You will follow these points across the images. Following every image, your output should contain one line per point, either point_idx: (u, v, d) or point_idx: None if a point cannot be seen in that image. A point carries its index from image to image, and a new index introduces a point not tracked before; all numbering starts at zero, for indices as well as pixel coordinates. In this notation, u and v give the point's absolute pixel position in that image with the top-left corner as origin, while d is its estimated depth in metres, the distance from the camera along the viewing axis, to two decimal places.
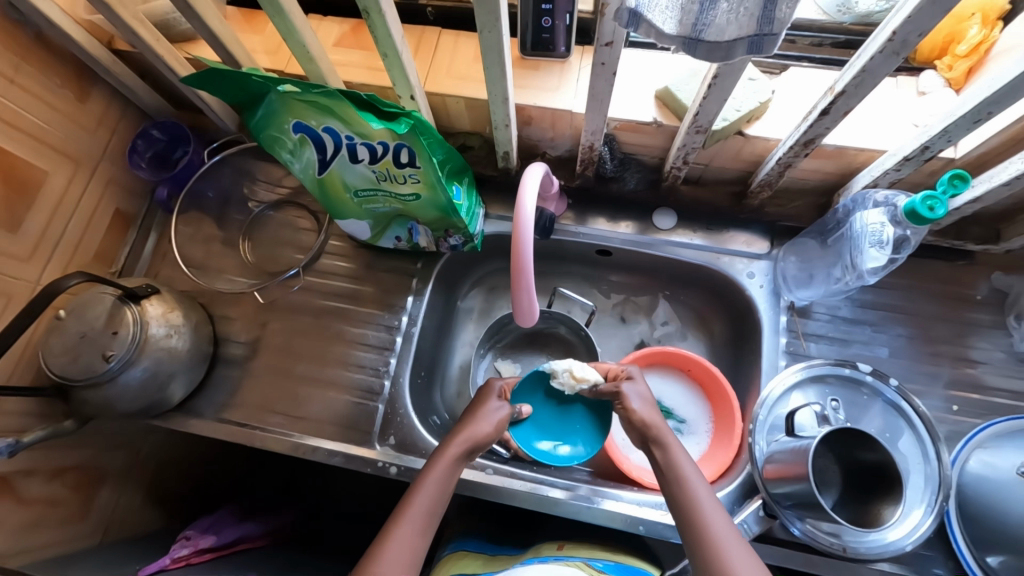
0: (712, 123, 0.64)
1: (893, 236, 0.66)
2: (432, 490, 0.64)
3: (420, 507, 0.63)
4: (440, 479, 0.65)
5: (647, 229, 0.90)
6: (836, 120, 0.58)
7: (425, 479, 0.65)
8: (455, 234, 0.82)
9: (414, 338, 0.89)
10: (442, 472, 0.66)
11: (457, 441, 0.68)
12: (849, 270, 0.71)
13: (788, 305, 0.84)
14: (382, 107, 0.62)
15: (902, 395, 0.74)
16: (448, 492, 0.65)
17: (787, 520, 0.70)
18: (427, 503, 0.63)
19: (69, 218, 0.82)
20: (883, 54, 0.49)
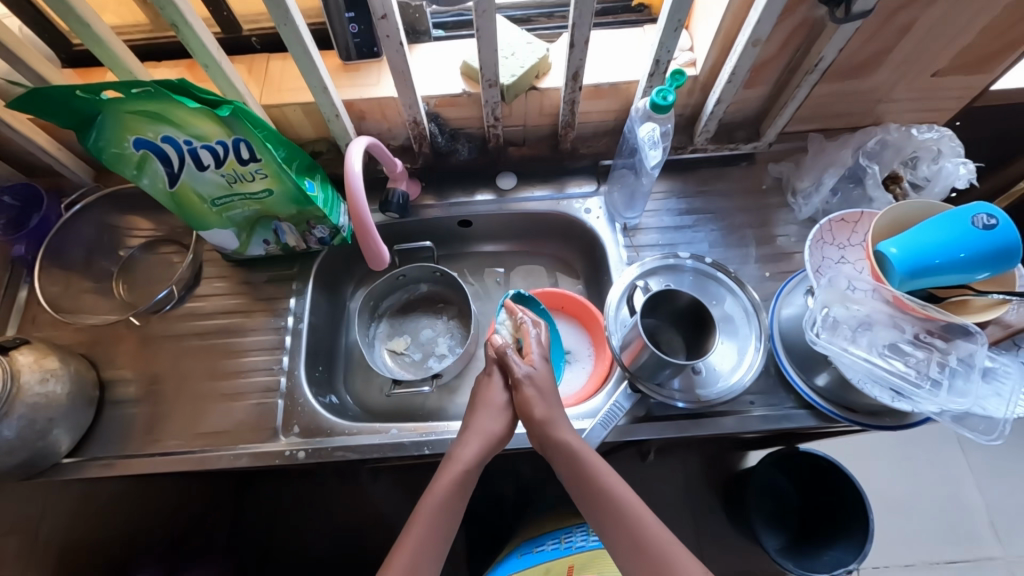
0: (498, 75, 0.78)
1: (658, 133, 0.81)
2: (450, 486, 0.68)
3: (430, 506, 0.66)
4: (460, 473, 0.69)
5: (494, 193, 1.02)
6: (584, 50, 0.74)
7: (440, 478, 0.69)
8: (317, 225, 0.90)
9: (303, 333, 0.94)
10: (456, 473, 0.69)
11: (471, 447, 0.71)
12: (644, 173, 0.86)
13: (622, 227, 0.99)
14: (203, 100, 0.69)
15: (712, 264, 0.89)
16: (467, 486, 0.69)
17: (669, 397, 0.80)
18: (444, 498, 0.67)
19: None
20: None
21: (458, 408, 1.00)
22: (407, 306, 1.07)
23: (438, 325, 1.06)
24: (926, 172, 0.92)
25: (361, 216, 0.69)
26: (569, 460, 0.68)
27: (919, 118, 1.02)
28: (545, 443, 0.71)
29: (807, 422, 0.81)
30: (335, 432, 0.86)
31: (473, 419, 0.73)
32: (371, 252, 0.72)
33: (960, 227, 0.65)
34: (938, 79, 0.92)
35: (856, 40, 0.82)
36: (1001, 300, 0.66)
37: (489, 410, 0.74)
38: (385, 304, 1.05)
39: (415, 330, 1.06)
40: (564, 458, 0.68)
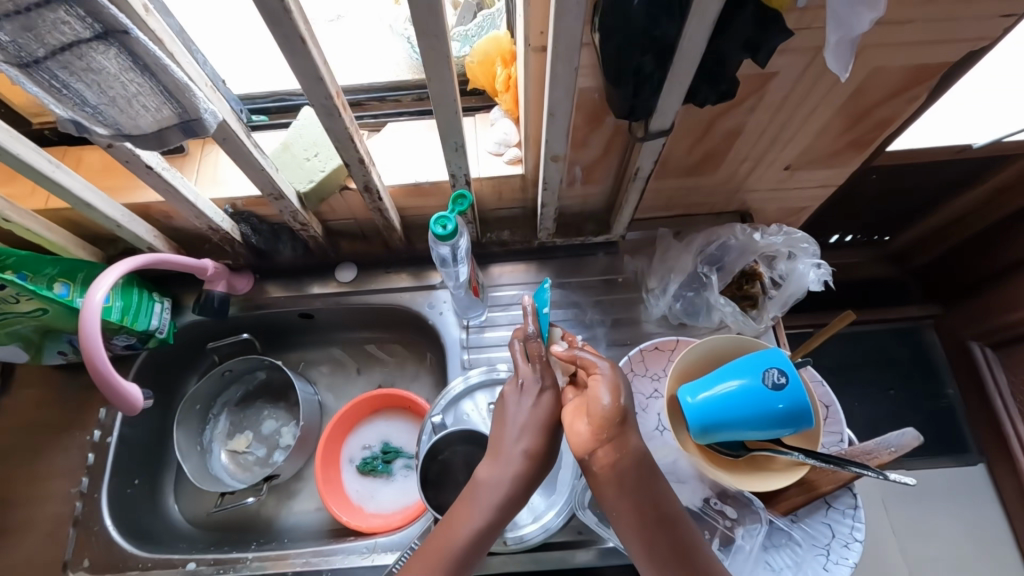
0: (280, 188, 0.71)
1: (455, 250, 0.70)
2: (494, 488, 0.60)
3: (488, 501, 0.60)
4: (506, 476, 0.61)
5: (332, 285, 0.95)
6: (364, 168, 0.67)
7: (480, 482, 0.61)
8: (117, 334, 0.83)
9: (111, 449, 0.86)
10: (510, 473, 0.61)
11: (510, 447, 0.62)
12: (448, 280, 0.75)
13: (466, 324, 0.93)
14: None
15: None
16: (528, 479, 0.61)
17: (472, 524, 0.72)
18: (490, 497, 0.60)
19: None
20: (322, 114, 0.57)
21: (294, 516, 0.93)
22: (251, 400, 1.00)
23: (280, 415, 0.99)
24: (782, 270, 0.85)
25: (93, 357, 0.64)
26: (625, 471, 0.54)
27: (788, 203, 0.96)
28: (603, 448, 0.55)
29: None
30: (128, 566, 0.80)
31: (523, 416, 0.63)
32: (105, 392, 0.66)
33: (754, 377, 0.59)
34: (791, 172, 0.87)
35: (682, 143, 0.76)
36: (797, 463, 0.60)
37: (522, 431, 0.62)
38: (224, 401, 0.99)
39: (259, 426, 0.99)
40: (621, 466, 0.55)
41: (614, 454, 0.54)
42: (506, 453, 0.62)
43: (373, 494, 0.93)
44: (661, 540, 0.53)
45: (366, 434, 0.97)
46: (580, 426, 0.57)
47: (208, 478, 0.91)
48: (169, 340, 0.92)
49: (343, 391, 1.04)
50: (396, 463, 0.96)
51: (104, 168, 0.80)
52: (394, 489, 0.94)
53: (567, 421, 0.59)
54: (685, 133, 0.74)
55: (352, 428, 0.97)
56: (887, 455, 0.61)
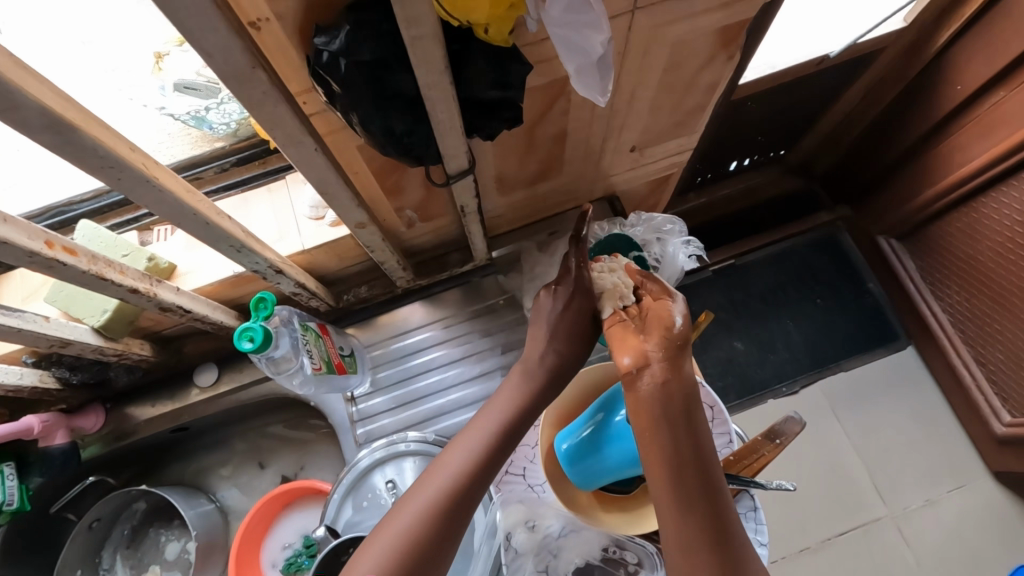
0: (58, 335, 0.61)
1: (281, 355, 0.64)
2: (470, 448, 0.51)
3: (461, 463, 0.50)
4: (482, 434, 0.52)
5: (195, 391, 0.85)
6: (147, 295, 0.58)
7: (460, 442, 0.52)
8: None
9: None
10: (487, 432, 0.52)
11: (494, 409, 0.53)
12: (295, 378, 0.69)
13: (350, 396, 0.85)
14: None
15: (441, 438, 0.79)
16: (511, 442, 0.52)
17: None
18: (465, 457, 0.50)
19: None
20: (46, 270, 0.48)
21: None
22: (143, 533, 0.94)
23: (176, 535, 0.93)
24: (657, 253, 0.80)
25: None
26: (667, 397, 0.47)
27: (653, 175, 0.91)
28: (652, 369, 0.49)
29: None
30: None
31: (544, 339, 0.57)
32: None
33: (613, 418, 0.55)
34: (641, 151, 0.81)
35: (510, 160, 0.69)
36: None
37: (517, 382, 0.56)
38: (112, 547, 0.92)
39: (162, 555, 0.93)
40: (671, 392, 0.48)
41: (665, 377, 0.48)
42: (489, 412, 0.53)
43: None
44: (689, 475, 0.45)
45: (285, 532, 0.91)
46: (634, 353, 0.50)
47: None
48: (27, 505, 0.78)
49: (249, 488, 0.96)
50: None
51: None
52: None
53: (616, 345, 0.52)
54: (507, 150, 0.67)
55: (268, 531, 0.90)
56: (774, 450, 0.58)
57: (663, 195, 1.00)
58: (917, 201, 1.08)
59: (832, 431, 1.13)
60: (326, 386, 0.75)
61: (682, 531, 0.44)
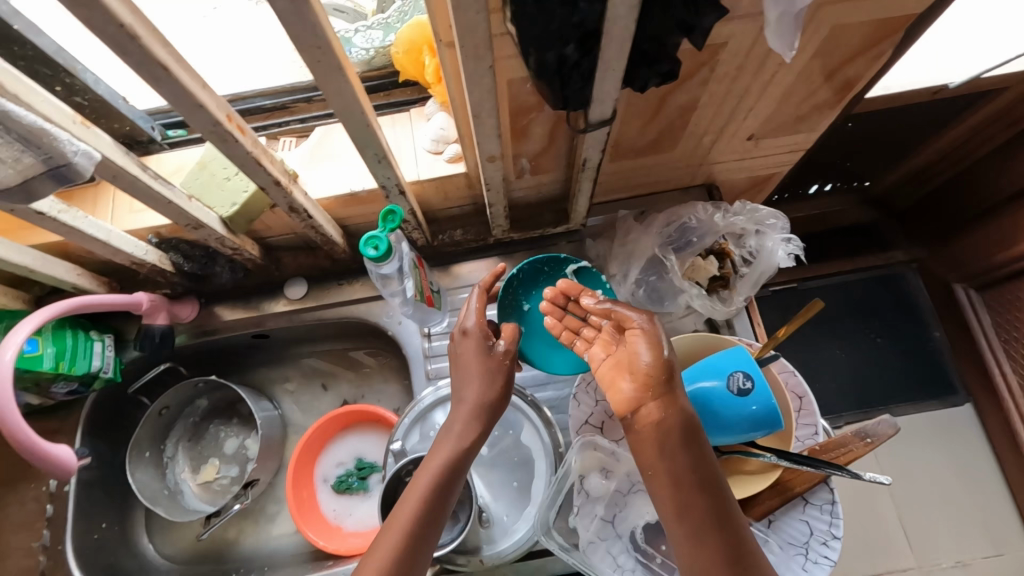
0: (198, 217, 0.65)
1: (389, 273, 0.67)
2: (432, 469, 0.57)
3: (410, 516, 0.54)
4: (427, 486, 0.56)
5: (285, 302, 0.90)
6: (285, 190, 0.62)
7: (409, 492, 0.56)
8: (55, 381, 0.78)
9: (69, 498, 0.83)
10: (430, 481, 0.56)
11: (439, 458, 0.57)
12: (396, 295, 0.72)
13: (427, 333, 0.88)
14: None
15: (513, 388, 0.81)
16: (458, 477, 0.57)
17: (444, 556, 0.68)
18: (414, 505, 0.55)
19: None
20: (217, 142, 0.51)
21: (272, 540, 0.91)
22: (206, 428, 1.00)
23: (239, 433, 0.99)
24: (752, 246, 0.81)
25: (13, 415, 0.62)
26: (664, 432, 0.48)
27: (755, 172, 0.90)
28: (649, 406, 0.50)
29: None
30: None
31: (466, 377, 0.62)
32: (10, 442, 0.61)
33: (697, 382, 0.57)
34: (756, 142, 0.81)
35: (634, 126, 0.70)
36: (768, 463, 0.57)
37: (465, 418, 0.60)
38: (176, 438, 0.97)
39: (222, 452, 0.98)
40: (668, 423, 0.49)
41: (663, 412, 0.49)
42: (430, 465, 0.57)
43: (352, 512, 0.91)
44: (700, 505, 0.48)
45: (340, 451, 0.95)
46: (624, 386, 0.52)
47: (183, 510, 0.90)
48: (116, 377, 0.86)
49: (309, 407, 1.01)
50: (372, 479, 0.93)
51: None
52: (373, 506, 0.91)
53: (608, 380, 0.53)
54: (635, 116, 0.68)
55: (324, 447, 0.94)
56: (865, 447, 0.58)
57: (758, 196, 1.00)
58: (994, 258, 1.04)
59: (883, 469, 1.10)
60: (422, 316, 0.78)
61: (701, 557, 0.47)
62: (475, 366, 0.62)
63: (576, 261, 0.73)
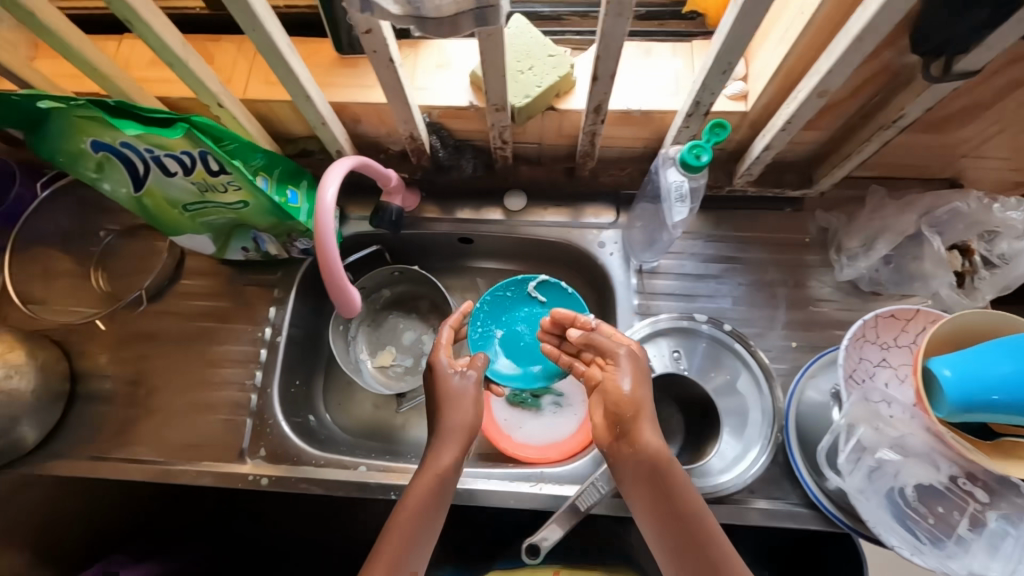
0: (507, 100, 0.67)
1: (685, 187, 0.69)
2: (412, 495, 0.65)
3: (421, 517, 0.63)
4: (433, 477, 0.66)
5: (501, 212, 0.92)
6: (609, 85, 0.62)
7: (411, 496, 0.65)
8: (300, 237, 0.82)
9: (280, 347, 0.88)
10: (434, 480, 0.66)
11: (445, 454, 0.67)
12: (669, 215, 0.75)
13: (637, 268, 0.89)
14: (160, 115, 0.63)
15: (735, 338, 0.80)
16: (440, 509, 0.65)
17: None
18: (425, 492, 0.65)
19: None
20: (610, 14, 0.52)
21: None
22: (385, 318, 1.04)
23: (417, 329, 1.03)
24: (1004, 250, 0.77)
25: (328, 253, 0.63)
26: (644, 465, 0.61)
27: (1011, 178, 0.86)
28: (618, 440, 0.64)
29: (809, 525, 0.74)
30: (301, 462, 0.83)
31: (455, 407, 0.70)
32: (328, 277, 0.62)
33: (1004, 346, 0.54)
34: None
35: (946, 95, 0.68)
36: None
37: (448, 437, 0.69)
38: (360, 320, 1.01)
39: (399, 342, 1.02)
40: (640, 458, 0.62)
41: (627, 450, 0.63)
42: (436, 467, 0.66)
43: (522, 425, 0.92)
44: (682, 535, 0.58)
45: None
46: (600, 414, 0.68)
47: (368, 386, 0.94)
48: (336, 249, 0.90)
49: None
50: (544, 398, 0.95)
51: (291, 108, 0.79)
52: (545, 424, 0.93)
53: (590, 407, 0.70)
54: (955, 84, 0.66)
55: None
56: None
57: None
58: None
59: None
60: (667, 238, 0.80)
61: None
62: (462, 397, 0.71)
63: (534, 279, 0.87)
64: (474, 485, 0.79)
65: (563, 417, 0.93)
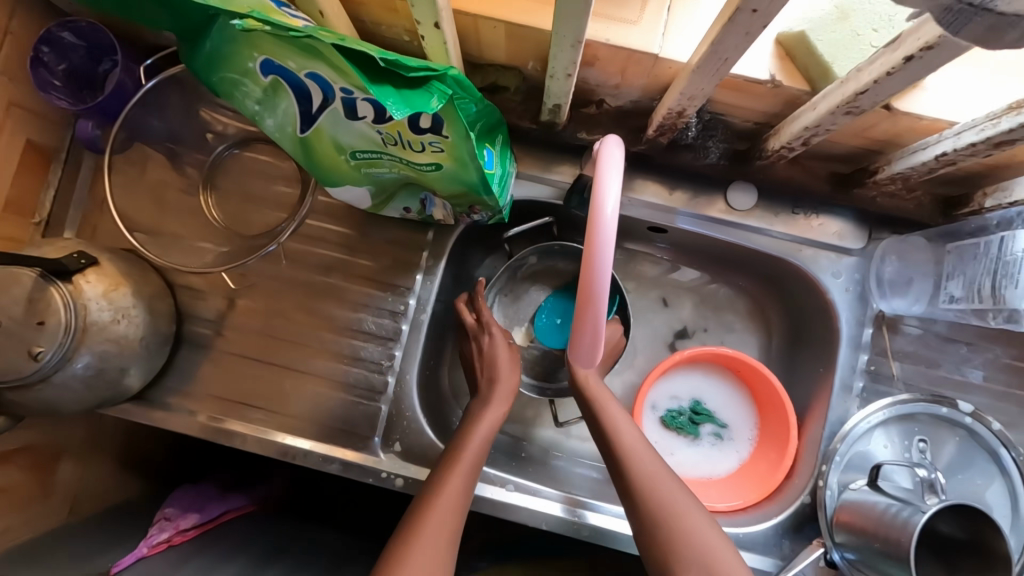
0: (875, 103, 0.45)
1: None
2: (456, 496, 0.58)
3: (449, 513, 0.57)
4: (466, 477, 0.60)
5: (715, 207, 0.71)
6: None
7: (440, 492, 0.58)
8: (480, 209, 0.63)
9: (423, 327, 0.74)
10: (455, 499, 0.58)
11: (472, 458, 0.61)
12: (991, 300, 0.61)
13: (875, 315, 0.70)
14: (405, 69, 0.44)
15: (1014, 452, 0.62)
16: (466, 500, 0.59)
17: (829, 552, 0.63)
18: (456, 502, 0.58)
19: None
20: None
21: (575, 445, 0.83)
22: (524, 290, 0.85)
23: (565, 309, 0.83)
24: None
25: (590, 323, 0.48)
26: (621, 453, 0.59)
27: None
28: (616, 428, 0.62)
29: None
30: None
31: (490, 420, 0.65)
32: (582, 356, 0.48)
33: None
34: None
35: None
36: None
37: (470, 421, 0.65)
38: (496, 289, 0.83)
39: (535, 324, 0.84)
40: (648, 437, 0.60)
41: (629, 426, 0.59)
42: (467, 455, 0.62)
43: (673, 453, 0.79)
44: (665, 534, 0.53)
45: (678, 383, 0.81)
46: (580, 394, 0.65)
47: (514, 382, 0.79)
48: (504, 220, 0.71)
49: (644, 318, 0.83)
50: (703, 427, 0.81)
51: (505, 32, 0.55)
52: (699, 456, 0.79)
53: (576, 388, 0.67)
54: None
55: (666, 372, 0.80)
56: None
57: None
58: None
59: None
60: (979, 319, 0.66)
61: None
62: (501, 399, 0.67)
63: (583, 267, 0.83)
64: (624, 528, 0.68)
65: (721, 454, 0.79)
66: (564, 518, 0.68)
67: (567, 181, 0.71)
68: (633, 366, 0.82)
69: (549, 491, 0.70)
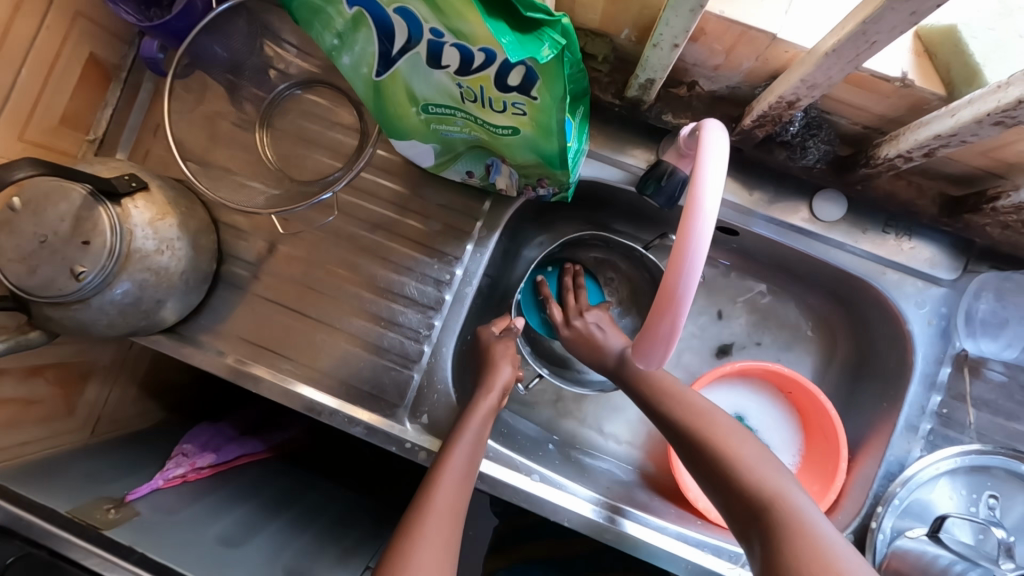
0: None
1: None
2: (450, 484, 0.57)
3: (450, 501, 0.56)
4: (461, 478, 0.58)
5: (797, 214, 0.65)
6: None
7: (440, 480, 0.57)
8: (548, 183, 0.58)
9: (467, 300, 0.71)
10: (457, 480, 0.57)
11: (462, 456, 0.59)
12: None
13: (957, 354, 0.64)
14: (509, 11, 0.40)
15: None
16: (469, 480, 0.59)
17: None
18: (450, 506, 0.56)
19: (43, 69, 0.60)
20: None
21: (602, 443, 0.80)
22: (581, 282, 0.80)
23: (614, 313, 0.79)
24: None
25: (664, 329, 0.43)
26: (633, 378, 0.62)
27: None
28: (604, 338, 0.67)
29: None
30: None
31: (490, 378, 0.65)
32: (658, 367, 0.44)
33: None
34: None
35: None
36: None
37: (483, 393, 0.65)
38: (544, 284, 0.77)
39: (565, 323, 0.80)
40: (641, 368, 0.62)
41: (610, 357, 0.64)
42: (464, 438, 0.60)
43: None
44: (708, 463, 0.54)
45: (721, 395, 0.76)
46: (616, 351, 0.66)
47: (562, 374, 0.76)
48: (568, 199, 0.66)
49: (695, 318, 0.78)
50: None
51: None
52: None
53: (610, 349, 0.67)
54: None
55: (711, 382, 0.76)
56: None
57: None
58: None
59: None
60: None
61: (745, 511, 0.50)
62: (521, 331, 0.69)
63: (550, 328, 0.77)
64: (660, 541, 0.64)
65: None
66: (599, 523, 0.64)
67: (639, 165, 0.66)
68: (678, 368, 0.77)
69: (575, 488, 0.66)
